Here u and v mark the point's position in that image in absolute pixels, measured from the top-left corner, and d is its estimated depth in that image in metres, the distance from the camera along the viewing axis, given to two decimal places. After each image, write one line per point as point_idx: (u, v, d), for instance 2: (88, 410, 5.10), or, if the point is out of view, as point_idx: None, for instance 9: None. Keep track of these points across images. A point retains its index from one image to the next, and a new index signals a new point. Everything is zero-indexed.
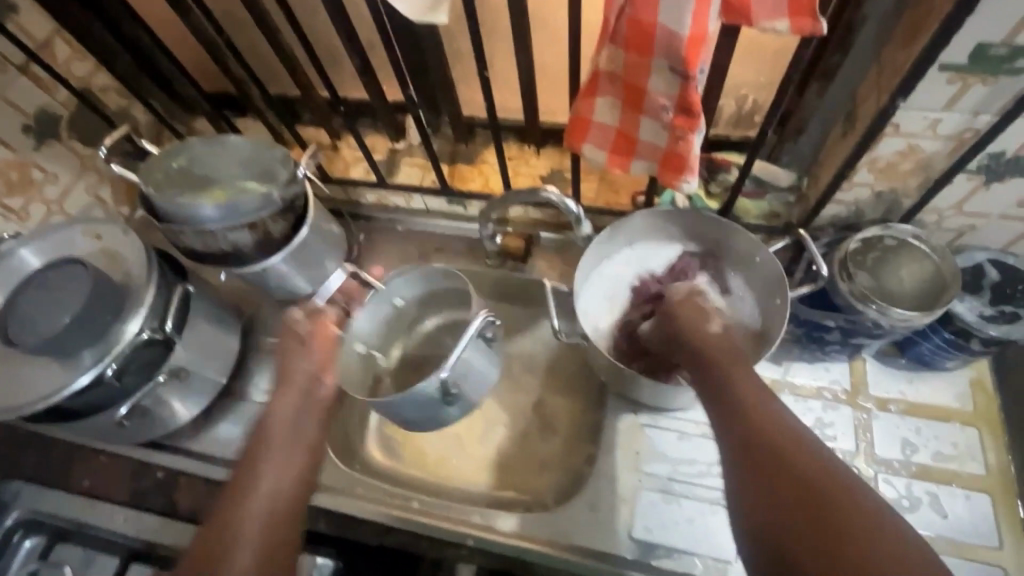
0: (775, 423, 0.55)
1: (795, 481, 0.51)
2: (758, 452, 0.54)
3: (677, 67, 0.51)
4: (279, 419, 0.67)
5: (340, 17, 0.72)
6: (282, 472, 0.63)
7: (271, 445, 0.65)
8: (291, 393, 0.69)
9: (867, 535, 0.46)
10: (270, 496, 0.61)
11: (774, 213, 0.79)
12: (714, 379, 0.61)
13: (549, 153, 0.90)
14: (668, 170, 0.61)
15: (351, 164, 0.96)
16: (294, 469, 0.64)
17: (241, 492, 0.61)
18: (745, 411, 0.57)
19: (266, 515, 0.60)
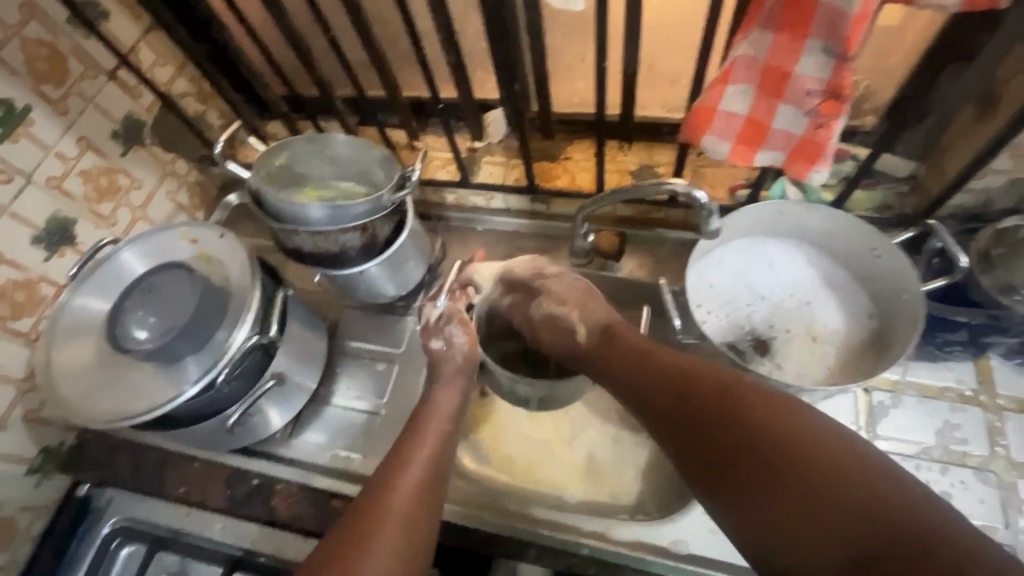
0: (735, 403, 0.55)
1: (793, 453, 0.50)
2: (740, 448, 0.53)
3: (834, 50, 0.49)
4: (446, 399, 0.72)
5: (442, 10, 0.70)
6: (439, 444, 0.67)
7: (450, 387, 0.73)
8: (456, 380, 0.74)
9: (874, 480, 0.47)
10: (418, 475, 0.63)
11: (885, 205, 0.76)
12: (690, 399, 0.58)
13: (638, 147, 0.87)
14: (797, 161, 0.59)
15: (433, 164, 0.94)
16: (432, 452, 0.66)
17: (393, 471, 0.63)
18: (700, 403, 0.57)
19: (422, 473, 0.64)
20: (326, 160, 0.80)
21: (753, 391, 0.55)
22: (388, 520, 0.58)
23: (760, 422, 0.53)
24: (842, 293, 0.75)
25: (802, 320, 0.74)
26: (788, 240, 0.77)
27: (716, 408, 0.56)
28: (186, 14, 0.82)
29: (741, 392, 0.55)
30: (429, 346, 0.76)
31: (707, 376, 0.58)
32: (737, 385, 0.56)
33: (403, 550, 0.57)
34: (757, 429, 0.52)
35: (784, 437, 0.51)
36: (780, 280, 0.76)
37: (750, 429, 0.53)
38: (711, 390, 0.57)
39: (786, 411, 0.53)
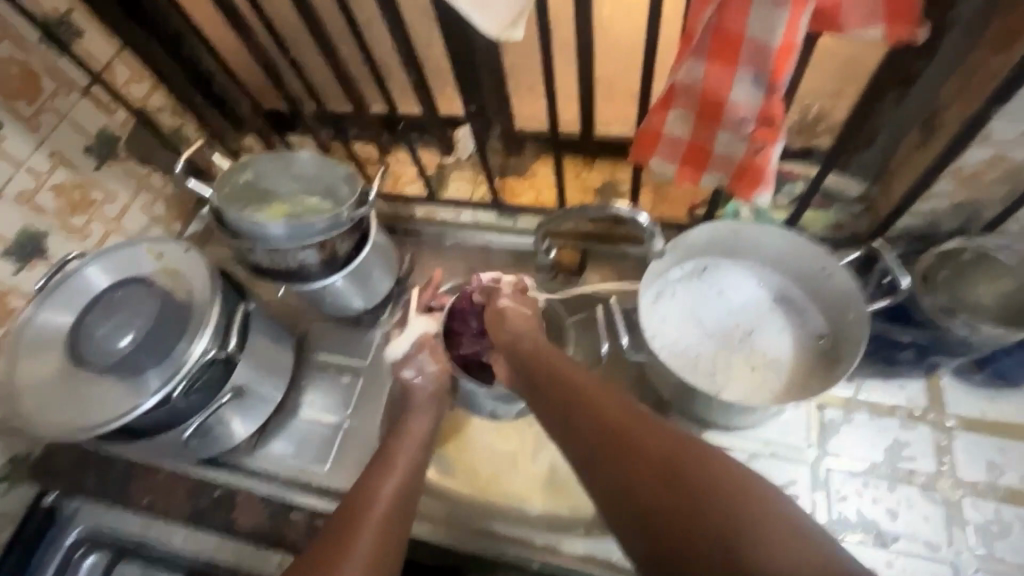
0: (651, 447, 0.53)
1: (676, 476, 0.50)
2: (652, 491, 0.50)
3: (763, 79, 0.50)
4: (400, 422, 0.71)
5: (402, 32, 0.71)
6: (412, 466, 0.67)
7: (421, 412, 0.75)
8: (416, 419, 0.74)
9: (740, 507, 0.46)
10: (394, 492, 0.63)
11: (839, 225, 0.78)
12: (608, 438, 0.55)
13: (602, 165, 0.89)
14: (739, 184, 0.60)
15: (403, 179, 0.96)
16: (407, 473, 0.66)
17: (369, 489, 0.63)
18: (619, 441, 0.55)
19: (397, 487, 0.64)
20: (292, 176, 0.81)
21: (659, 434, 0.54)
22: (365, 532, 0.57)
23: (671, 463, 0.51)
24: (790, 317, 0.76)
25: (749, 346, 0.74)
26: (739, 265, 0.79)
27: (626, 451, 0.54)
28: (158, 33, 0.84)
29: (648, 441, 0.53)
30: (402, 377, 0.78)
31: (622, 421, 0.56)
32: (647, 428, 0.54)
33: (377, 560, 0.55)
34: (666, 471, 0.51)
35: (691, 471, 0.50)
36: (730, 305, 0.77)
37: (664, 464, 0.51)
38: (626, 433, 0.55)
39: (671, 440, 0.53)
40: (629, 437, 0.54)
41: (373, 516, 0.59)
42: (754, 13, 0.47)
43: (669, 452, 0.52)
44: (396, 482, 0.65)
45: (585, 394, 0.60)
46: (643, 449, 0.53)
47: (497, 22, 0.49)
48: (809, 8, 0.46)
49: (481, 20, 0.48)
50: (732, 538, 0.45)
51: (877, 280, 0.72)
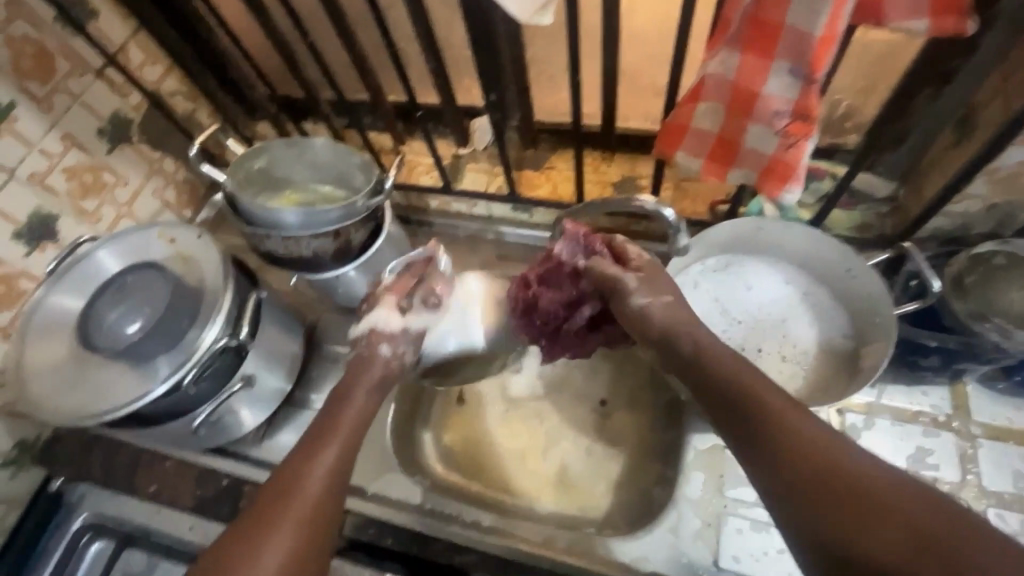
0: (782, 420, 0.46)
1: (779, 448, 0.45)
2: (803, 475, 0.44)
3: (800, 72, 0.49)
4: None
5: (423, 18, 0.70)
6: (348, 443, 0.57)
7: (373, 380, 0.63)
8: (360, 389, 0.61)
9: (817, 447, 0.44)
10: (326, 473, 0.53)
11: (864, 225, 0.76)
12: (747, 412, 0.48)
13: (622, 159, 0.87)
14: (769, 180, 0.58)
15: (417, 169, 0.95)
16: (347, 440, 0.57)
17: (298, 465, 0.54)
18: (755, 431, 0.47)
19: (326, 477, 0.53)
20: (306, 163, 0.80)
21: (823, 444, 0.44)
22: (286, 519, 0.50)
23: (843, 482, 0.42)
24: (820, 316, 0.74)
25: (778, 341, 0.73)
26: (767, 261, 0.77)
27: (775, 446, 0.46)
28: (173, 15, 0.83)
29: (802, 429, 0.45)
30: (374, 350, 0.64)
31: (783, 415, 0.47)
32: (787, 403, 0.47)
33: (306, 543, 0.49)
34: (831, 488, 0.42)
35: (810, 465, 0.43)
36: (758, 301, 0.76)
37: (802, 453, 0.44)
38: (708, 357, 0.53)
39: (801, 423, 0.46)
40: (714, 380, 0.51)
41: (306, 492, 0.52)
42: (796, 1, 0.45)
43: (827, 451, 0.44)
44: (333, 459, 0.55)
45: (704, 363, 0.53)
46: (795, 439, 0.45)
47: (525, 6, 0.46)
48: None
49: (510, 4, 0.46)
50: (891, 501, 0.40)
51: (906, 280, 0.69)
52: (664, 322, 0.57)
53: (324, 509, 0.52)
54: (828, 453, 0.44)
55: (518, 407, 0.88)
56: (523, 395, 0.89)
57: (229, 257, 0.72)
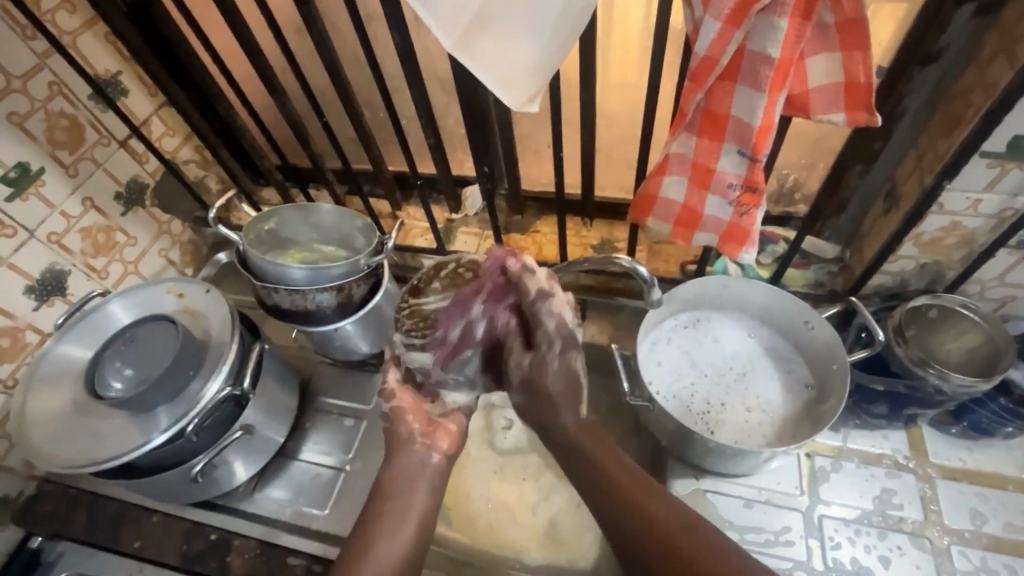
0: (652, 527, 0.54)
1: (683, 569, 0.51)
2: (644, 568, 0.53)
3: (746, 153, 0.58)
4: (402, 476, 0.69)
5: (424, 102, 0.80)
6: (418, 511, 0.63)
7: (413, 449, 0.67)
8: (416, 492, 0.64)
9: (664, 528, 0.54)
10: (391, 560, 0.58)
11: (817, 283, 0.85)
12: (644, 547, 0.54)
13: (599, 224, 0.96)
14: (729, 242, 0.66)
15: (413, 231, 1.02)
16: (410, 511, 0.62)
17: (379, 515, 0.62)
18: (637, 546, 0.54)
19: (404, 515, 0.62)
20: (312, 224, 0.87)
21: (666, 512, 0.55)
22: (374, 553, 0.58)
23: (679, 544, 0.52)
24: (781, 365, 0.81)
25: (743, 390, 0.80)
26: (731, 314, 0.86)
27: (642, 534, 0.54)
28: (198, 92, 0.92)
29: (655, 517, 0.55)
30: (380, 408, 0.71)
31: (663, 523, 0.54)
32: (642, 495, 0.56)
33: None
34: (677, 555, 0.51)
35: (662, 534, 0.53)
36: (724, 352, 0.83)
37: (657, 545, 0.53)
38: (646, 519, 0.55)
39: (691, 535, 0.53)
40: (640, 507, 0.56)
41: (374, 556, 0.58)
42: (737, 98, 0.55)
43: (674, 529, 0.53)
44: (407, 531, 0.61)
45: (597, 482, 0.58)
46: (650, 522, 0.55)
47: (518, 96, 0.55)
48: (783, 94, 0.54)
49: (505, 94, 0.55)
50: None
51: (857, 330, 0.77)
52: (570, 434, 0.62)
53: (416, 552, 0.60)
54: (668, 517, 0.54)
55: (506, 460, 0.90)
56: (512, 447, 0.91)
57: (234, 306, 0.76)
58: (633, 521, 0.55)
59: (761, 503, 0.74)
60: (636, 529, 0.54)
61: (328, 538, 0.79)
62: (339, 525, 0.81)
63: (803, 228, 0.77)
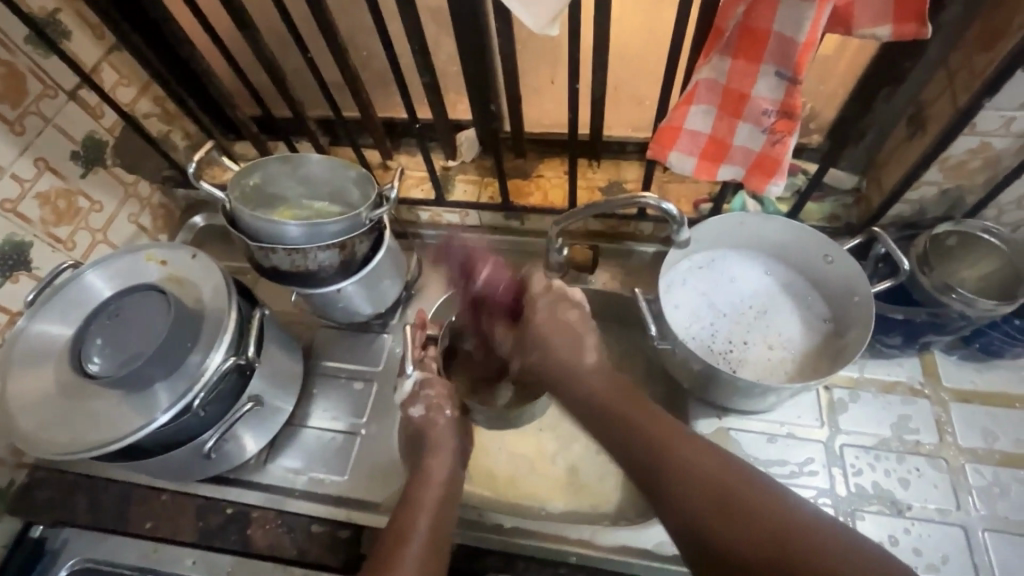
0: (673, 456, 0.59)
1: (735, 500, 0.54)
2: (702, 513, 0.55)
3: (784, 73, 0.54)
4: (438, 467, 0.71)
5: (418, 34, 0.72)
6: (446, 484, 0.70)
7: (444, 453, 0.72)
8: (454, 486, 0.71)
9: (691, 467, 0.58)
10: (425, 541, 0.63)
11: (834, 215, 0.83)
12: (659, 469, 0.59)
13: (607, 165, 0.91)
14: (757, 174, 0.63)
15: (407, 182, 0.96)
16: (440, 497, 0.68)
17: (419, 489, 0.69)
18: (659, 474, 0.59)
19: (437, 490, 0.69)
20: (301, 177, 0.79)
21: (687, 439, 0.61)
22: (422, 508, 0.67)
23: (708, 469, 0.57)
24: (798, 301, 0.81)
25: (761, 328, 0.79)
26: (746, 253, 0.84)
27: (666, 465, 0.59)
28: (153, 31, 0.81)
29: (696, 462, 0.58)
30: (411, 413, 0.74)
31: (673, 449, 0.60)
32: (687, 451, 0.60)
33: (431, 545, 0.63)
34: (717, 484, 0.56)
35: (678, 462, 0.59)
36: (741, 292, 0.82)
37: (696, 477, 0.57)
38: (674, 454, 0.60)
39: (717, 464, 0.58)
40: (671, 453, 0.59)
41: (421, 523, 0.65)
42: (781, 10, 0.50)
43: (696, 461, 0.58)
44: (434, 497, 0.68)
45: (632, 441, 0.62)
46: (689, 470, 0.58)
47: (542, 13, 0.48)
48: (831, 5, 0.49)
49: (526, 13, 0.49)
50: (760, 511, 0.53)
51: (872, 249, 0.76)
52: (586, 386, 0.70)
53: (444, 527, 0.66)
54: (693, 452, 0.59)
55: None
56: None
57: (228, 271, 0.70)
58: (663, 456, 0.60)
59: (783, 437, 0.75)
60: (672, 471, 0.58)
61: (349, 502, 0.78)
62: (359, 489, 0.79)
63: (825, 159, 0.74)
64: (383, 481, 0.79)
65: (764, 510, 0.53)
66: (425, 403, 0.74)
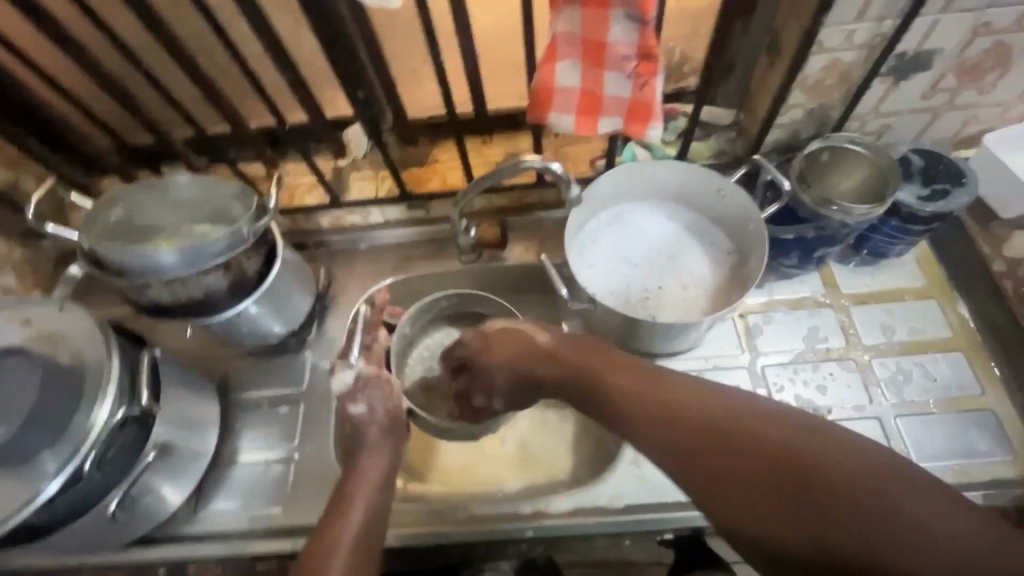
0: (755, 437, 0.50)
1: (759, 454, 0.49)
2: (756, 476, 0.49)
3: (634, 14, 0.55)
4: (375, 464, 0.67)
5: (266, 30, 0.67)
6: (382, 479, 0.66)
7: (377, 452, 0.68)
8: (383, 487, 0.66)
9: (717, 419, 0.53)
10: (359, 527, 0.61)
11: (721, 151, 0.85)
12: (665, 425, 0.55)
13: (500, 138, 0.90)
14: (634, 121, 0.63)
15: (299, 190, 0.91)
16: (376, 494, 0.65)
17: (356, 479, 0.66)
18: (724, 456, 0.50)
19: (374, 484, 0.66)
20: (172, 202, 0.73)
21: (755, 412, 0.52)
22: (356, 495, 0.64)
23: (797, 447, 0.48)
24: (702, 239, 0.83)
25: (673, 271, 0.82)
26: (647, 202, 0.86)
27: (723, 433, 0.52)
28: None
29: (702, 408, 0.54)
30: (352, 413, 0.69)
31: (683, 403, 0.55)
32: (714, 408, 0.54)
33: (367, 532, 0.61)
34: (745, 439, 0.50)
35: (754, 438, 0.50)
36: (649, 241, 0.84)
37: (711, 429, 0.52)
38: (723, 419, 0.52)
39: (749, 413, 0.52)
40: (685, 417, 0.54)
41: (355, 511, 0.62)
42: None
43: (708, 414, 0.53)
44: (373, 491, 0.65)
45: (622, 404, 0.58)
46: (706, 419, 0.53)
47: None
48: None
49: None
50: (805, 462, 0.47)
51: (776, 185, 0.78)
52: (501, 356, 0.67)
53: (380, 519, 0.63)
54: (785, 431, 0.50)
55: None
56: None
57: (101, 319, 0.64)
58: (726, 445, 0.51)
59: (709, 369, 0.78)
60: (698, 426, 0.53)
61: (294, 531, 0.74)
62: (302, 516, 0.75)
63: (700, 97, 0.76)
64: (327, 502, 0.75)
65: (867, 477, 0.45)
66: (368, 400, 0.69)
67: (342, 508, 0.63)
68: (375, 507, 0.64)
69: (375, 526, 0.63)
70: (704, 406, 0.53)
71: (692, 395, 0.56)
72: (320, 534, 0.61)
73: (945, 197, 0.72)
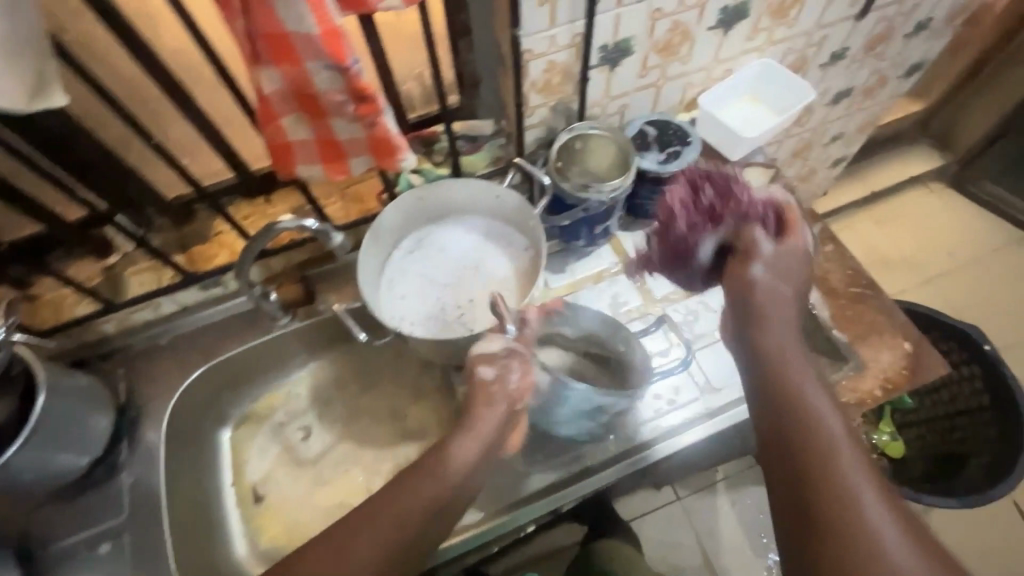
0: (841, 489, 0.47)
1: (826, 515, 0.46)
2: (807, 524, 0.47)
3: (329, 65, 0.55)
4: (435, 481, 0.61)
5: None
6: (440, 486, 0.61)
7: (443, 465, 0.62)
8: (429, 521, 0.61)
9: (825, 461, 0.48)
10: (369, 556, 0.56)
11: (496, 158, 0.91)
12: (790, 441, 0.51)
13: (281, 195, 0.87)
14: (383, 155, 0.64)
15: (64, 303, 0.81)
16: (410, 524, 0.59)
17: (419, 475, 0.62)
18: (799, 460, 0.49)
19: (419, 507, 0.60)
20: None
21: (850, 491, 0.46)
22: (400, 499, 0.60)
23: (855, 524, 0.45)
24: (500, 243, 0.87)
25: (479, 279, 0.85)
26: (445, 220, 0.89)
27: (808, 459, 0.49)
28: None
29: (832, 466, 0.48)
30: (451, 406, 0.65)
31: (817, 444, 0.49)
32: (823, 454, 0.49)
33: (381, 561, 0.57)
34: (840, 505, 0.46)
35: (829, 504, 0.46)
36: (452, 257, 0.87)
37: (823, 480, 0.48)
38: (818, 452, 0.49)
39: (837, 475, 0.47)
40: (804, 450, 0.50)
41: (371, 532, 0.57)
42: (281, 11, 0.50)
43: (815, 444, 0.49)
44: (418, 502, 0.60)
45: (783, 382, 0.54)
46: (829, 470, 0.48)
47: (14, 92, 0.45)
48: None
49: None
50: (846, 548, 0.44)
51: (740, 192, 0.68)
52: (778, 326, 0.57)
53: (397, 555, 0.58)
54: (864, 519, 0.45)
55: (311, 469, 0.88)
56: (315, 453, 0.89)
57: None
58: (823, 532, 0.46)
59: None
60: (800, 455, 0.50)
61: None
62: None
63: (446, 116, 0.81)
64: None
65: None
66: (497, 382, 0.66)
67: (361, 525, 0.58)
68: (396, 530, 0.59)
69: (391, 554, 0.57)
70: (801, 397, 0.52)
71: (812, 417, 0.51)
72: (330, 533, 0.58)
73: (678, 158, 0.84)
